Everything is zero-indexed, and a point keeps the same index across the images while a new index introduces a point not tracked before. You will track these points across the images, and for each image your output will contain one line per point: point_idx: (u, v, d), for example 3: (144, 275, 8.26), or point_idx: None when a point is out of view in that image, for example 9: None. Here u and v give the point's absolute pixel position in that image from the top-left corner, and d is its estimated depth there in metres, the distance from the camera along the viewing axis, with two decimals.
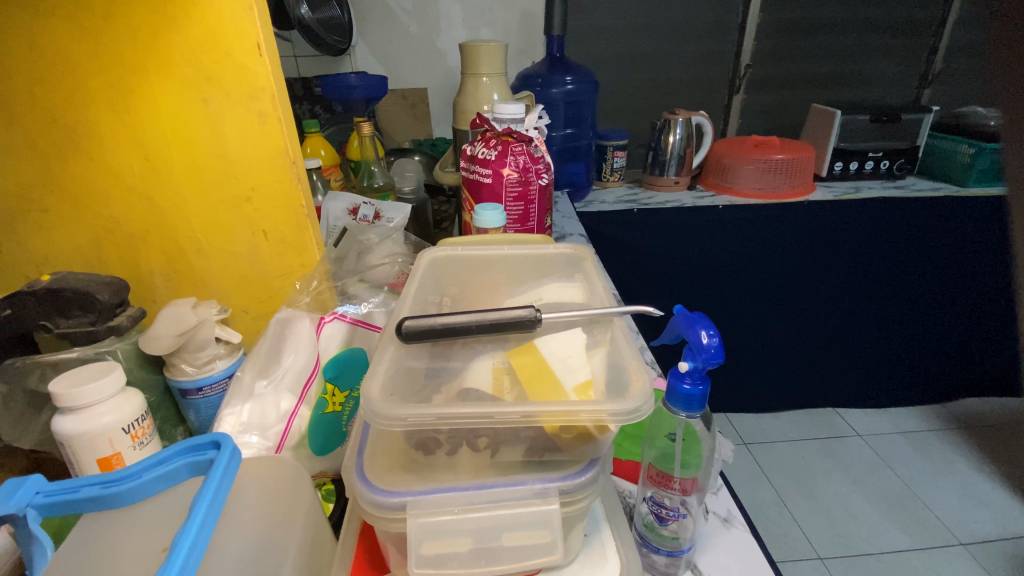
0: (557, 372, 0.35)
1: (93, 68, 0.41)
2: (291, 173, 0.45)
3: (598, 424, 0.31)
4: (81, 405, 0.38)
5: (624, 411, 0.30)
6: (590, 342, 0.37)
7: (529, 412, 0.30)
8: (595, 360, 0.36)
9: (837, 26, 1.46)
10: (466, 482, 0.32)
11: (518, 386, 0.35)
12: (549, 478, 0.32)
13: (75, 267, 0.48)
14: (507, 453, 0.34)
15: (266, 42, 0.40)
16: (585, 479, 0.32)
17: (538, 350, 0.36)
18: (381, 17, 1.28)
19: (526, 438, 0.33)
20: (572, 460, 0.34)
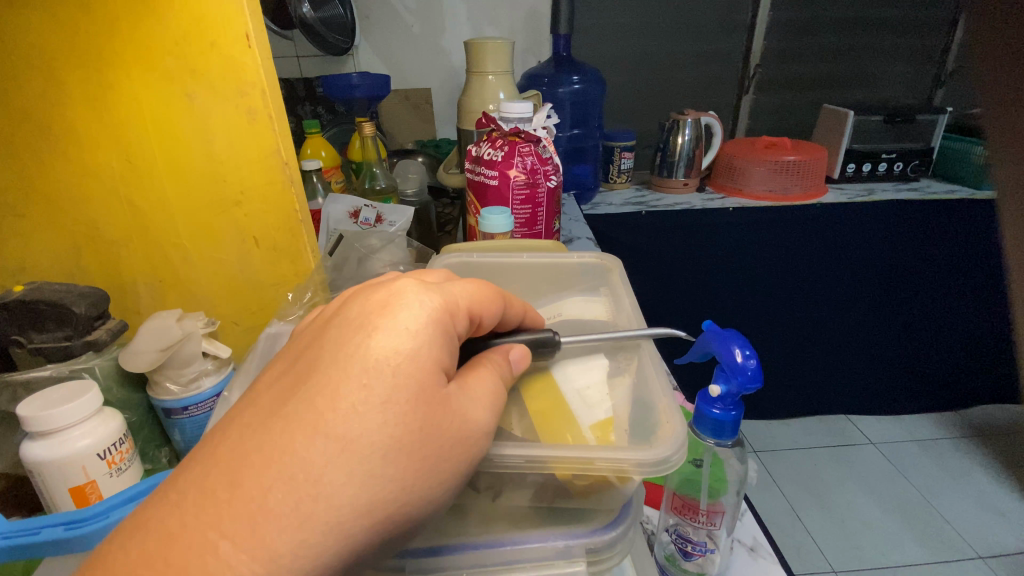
0: (573, 407, 0.31)
1: (69, 61, 0.37)
2: (283, 175, 0.41)
3: (620, 474, 0.28)
4: (53, 429, 0.35)
5: (650, 461, 0.27)
6: (612, 370, 0.34)
7: (535, 458, 0.27)
8: (618, 394, 0.33)
9: (850, 24, 1.42)
10: (476, 537, 0.30)
11: (526, 419, 0.31)
12: (576, 535, 0.30)
13: (52, 277, 0.45)
14: (512, 497, 0.31)
15: (256, 32, 0.37)
16: (611, 537, 0.29)
17: (555, 381, 0.33)
18: (384, 15, 1.24)
19: (533, 483, 0.30)
20: (598, 510, 0.31)
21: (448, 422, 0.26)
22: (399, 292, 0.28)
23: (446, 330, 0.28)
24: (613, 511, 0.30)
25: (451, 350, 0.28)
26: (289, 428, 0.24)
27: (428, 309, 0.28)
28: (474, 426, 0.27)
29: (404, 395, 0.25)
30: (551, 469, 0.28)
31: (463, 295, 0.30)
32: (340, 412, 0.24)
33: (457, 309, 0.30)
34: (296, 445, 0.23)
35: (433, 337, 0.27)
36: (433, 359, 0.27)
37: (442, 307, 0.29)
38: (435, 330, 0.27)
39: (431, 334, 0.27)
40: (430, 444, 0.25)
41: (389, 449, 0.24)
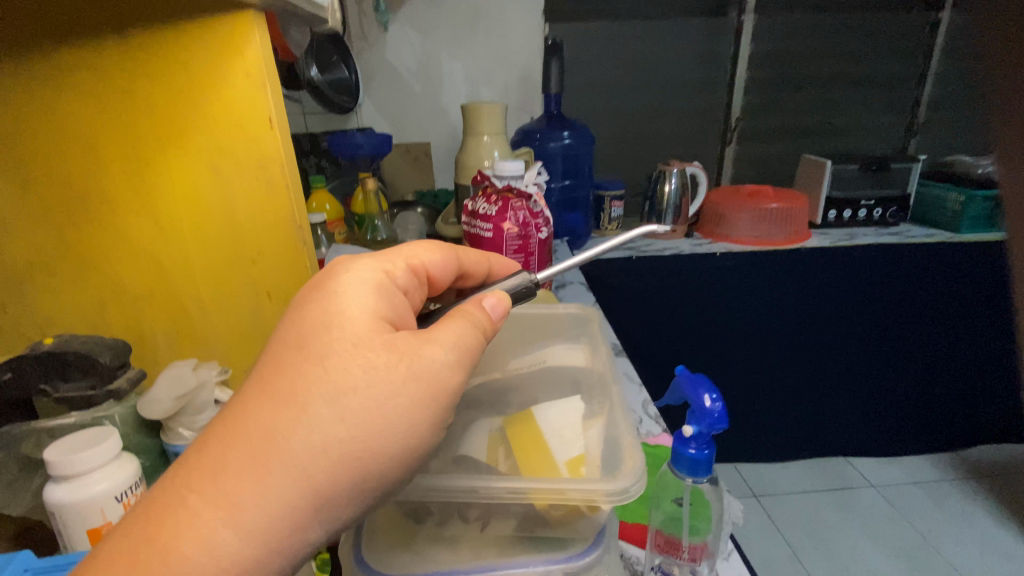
0: (550, 445, 0.35)
1: (112, 141, 0.43)
2: (296, 237, 0.45)
3: (591, 504, 0.31)
4: (77, 473, 0.37)
5: (615, 491, 0.30)
6: (586, 411, 0.38)
7: (518, 489, 0.30)
8: (592, 432, 0.36)
9: (823, 81, 1.53)
10: (466, 564, 0.32)
11: (512, 456, 0.36)
12: (554, 559, 0.32)
13: (80, 328, 0.49)
14: (497, 526, 0.33)
15: (277, 115, 0.41)
16: (588, 560, 0.32)
17: (535, 418, 0.37)
18: (387, 77, 1.34)
19: (517, 513, 0.33)
20: (575, 538, 0.33)
21: (399, 354, 0.30)
22: (337, 267, 0.35)
23: (386, 286, 0.35)
24: (584, 540, 0.33)
25: (394, 299, 0.34)
26: (264, 404, 0.28)
27: (367, 270, 0.35)
28: (428, 354, 0.31)
29: (348, 338, 0.30)
30: (530, 500, 0.31)
31: (393, 256, 0.38)
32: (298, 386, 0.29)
33: (393, 265, 0.37)
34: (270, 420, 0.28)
35: (368, 292, 0.33)
36: (373, 306, 0.32)
37: (377, 268, 0.35)
38: (371, 285, 0.33)
39: (367, 289, 0.33)
40: (384, 381, 0.30)
41: (346, 390, 0.29)
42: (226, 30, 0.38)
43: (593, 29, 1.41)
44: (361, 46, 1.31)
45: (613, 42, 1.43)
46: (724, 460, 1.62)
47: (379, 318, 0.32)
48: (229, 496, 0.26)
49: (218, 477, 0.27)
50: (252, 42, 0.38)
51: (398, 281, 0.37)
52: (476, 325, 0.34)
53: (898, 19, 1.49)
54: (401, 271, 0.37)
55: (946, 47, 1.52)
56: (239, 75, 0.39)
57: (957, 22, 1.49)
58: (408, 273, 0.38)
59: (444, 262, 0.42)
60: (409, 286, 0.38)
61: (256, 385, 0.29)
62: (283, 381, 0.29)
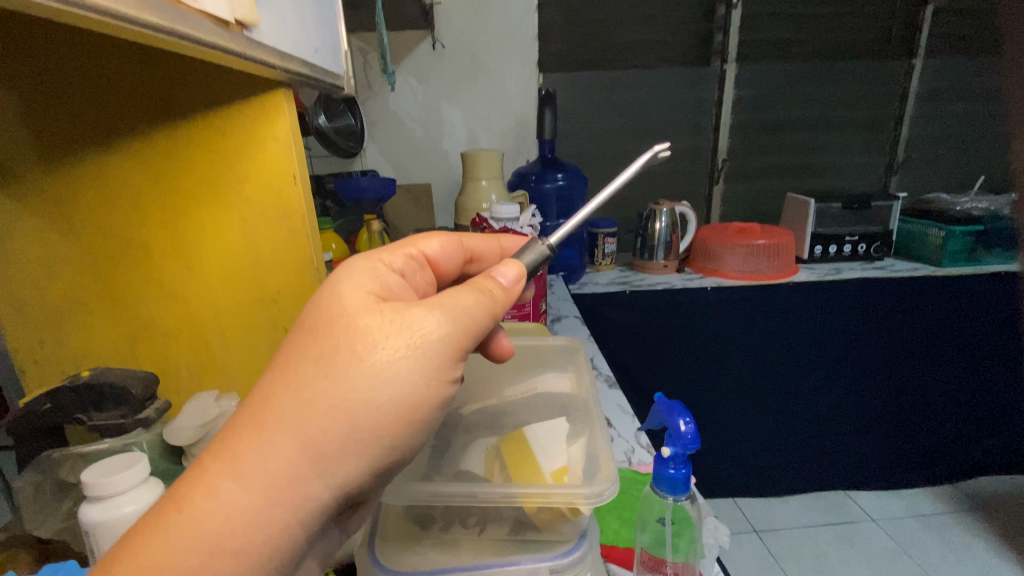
0: (538, 458, 0.39)
1: (150, 194, 0.48)
2: (313, 279, 0.50)
3: (572, 506, 0.35)
4: (108, 494, 0.40)
5: (592, 494, 0.34)
6: (571, 431, 0.42)
7: (510, 493, 0.34)
8: (575, 447, 0.40)
9: (804, 124, 1.62)
10: (467, 562, 0.35)
11: (505, 469, 0.39)
12: (542, 558, 0.35)
13: (111, 362, 0.53)
14: (493, 530, 0.38)
15: (301, 172, 0.47)
16: (571, 558, 0.35)
17: (525, 436, 0.41)
18: (391, 123, 1.43)
19: (510, 515, 0.38)
20: (562, 539, 0.37)
21: (395, 318, 0.32)
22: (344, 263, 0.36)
23: (383, 271, 0.37)
24: (569, 541, 0.36)
25: (391, 280, 0.37)
26: (274, 386, 0.30)
27: (364, 259, 0.37)
28: (424, 314, 0.32)
29: (343, 313, 0.32)
30: (521, 503, 0.35)
31: (390, 245, 0.40)
32: (299, 366, 0.30)
33: (389, 253, 0.40)
34: (276, 402, 0.29)
35: (360, 274, 0.35)
36: (367, 284, 0.34)
37: (372, 256, 0.38)
38: (364, 269, 0.36)
39: (360, 272, 0.35)
40: (381, 345, 0.31)
41: (347, 358, 0.30)
42: (260, 105, 0.44)
43: (584, 78, 1.51)
44: (367, 95, 1.40)
45: (603, 90, 1.53)
46: (723, 494, 1.62)
47: (373, 294, 0.34)
48: (247, 479, 0.28)
49: (232, 454, 0.28)
50: (283, 116, 0.45)
51: (397, 267, 0.40)
52: (478, 287, 0.36)
53: (874, 66, 1.58)
54: (399, 257, 0.40)
55: (922, 90, 1.59)
56: (269, 140, 0.45)
57: (931, 68, 1.57)
58: (407, 259, 0.41)
59: (443, 248, 0.45)
60: (410, 270, 0.41)
61: (271, 372, 0.31)
62: (286, 366, 0.31)
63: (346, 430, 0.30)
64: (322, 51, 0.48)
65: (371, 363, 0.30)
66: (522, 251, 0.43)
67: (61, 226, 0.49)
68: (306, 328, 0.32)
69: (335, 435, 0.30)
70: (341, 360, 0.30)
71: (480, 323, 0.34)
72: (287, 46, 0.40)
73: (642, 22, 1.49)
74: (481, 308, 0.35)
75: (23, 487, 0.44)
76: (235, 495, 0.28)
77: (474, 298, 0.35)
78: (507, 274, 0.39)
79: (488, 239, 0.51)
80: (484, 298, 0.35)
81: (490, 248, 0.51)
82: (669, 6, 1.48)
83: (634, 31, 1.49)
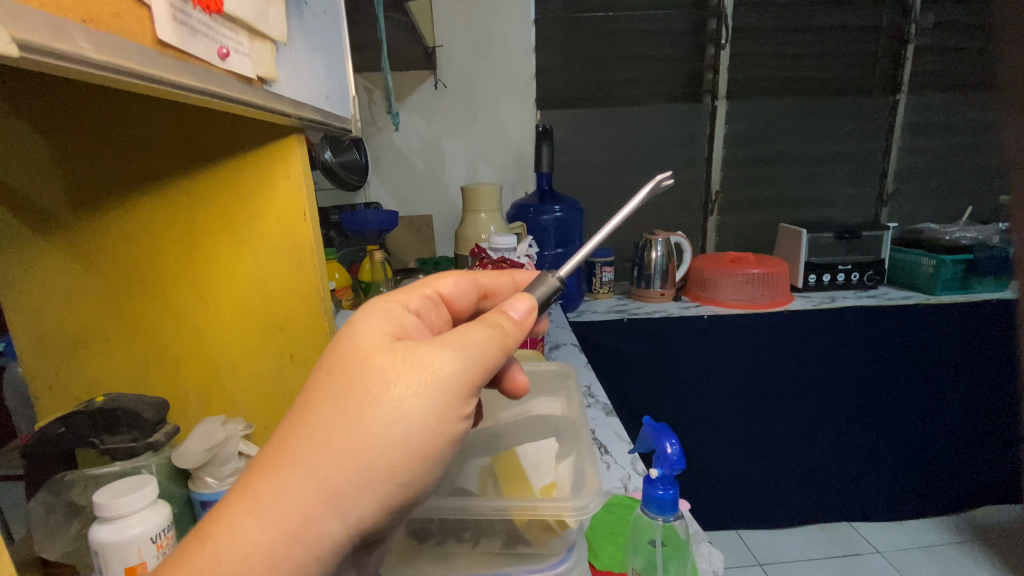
0: (528, 475, 0.43)
1: (169, 229, 0.51)
2: (319, 308, 0.53)
3: (558, 518, 0.39)
4: (116, 515, 0.42)
5: (575, 506, 0.38)
6: (559, 449, 0.45)
7: (499, 507, 0.39)
8: (563, 466, 0.43)
9: (794, 157, 1.67)
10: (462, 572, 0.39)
11: (498, 485, 0.43)
12: (531, 569, 0.39)
13: (123, 387, 0.56)
14: (486, 544, 0.41)
15: (311, 210, 0.50)
16: (560, 569, 0.39)
17: (516, 455, 0.44)
18: (394, 158, 1.49)
19: (501, 530, 0.42)
20: (550, 552, 0.40)
21: (409, 357, 0.34)
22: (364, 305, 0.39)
23: (400, 313, 0.39)
24: (555, 556, 0.40)
25: (406, 321, 0.39)
26: (296, 430, 0.32)
27: (380, 301, 0.39)
28: (435, 353, 0.34)
29: (359, 353, 0.34)
30: (511, 516, 0.39)
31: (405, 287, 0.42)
32: (318, 407, 0.33)
33: (405, 293, 0.42)
34: (298, 441, 0.32)
35: (377, 316, 0.37)
36: (382, 326, 0.37)
37: (389, 298, 0.40)
38: (381, 312, 0.38)
39: (377, 314, 0.37)
40: (394, 385, 0.33)
41: (362, 398, 0.33)
42: (276, 148, 0.48)
43: (581, 115, 1.57)
44: (371, 131, 1.46)
45: (599, 125, 1.59)
46: (725, 525, 1.59)
47: (388, 336, 0.36)
48: (266, 515, 0.30)
49: (255, 492, 0.31)
50: (297, 158, 0.48)
51: (413, 307, 0.41)
52: (491, 323, 0.37)
53: (859, 102, 1.65)
54: (414, 297, 0.42)
55: (907, 123, 1.65)
56: (284, 181, 0.49)
57: (914, 103, 1.64)
58: (423, 299, 0.43)
59: (456, 286, 0.47)
60: (426, 309, 0.42)
61: (293, 417, 0.33)
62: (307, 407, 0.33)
63: (360, 467, 0.32)
64: (332, 97, 0.52)
65: (385, 402, 0.33)
66: (535, 285, 0.45)
67: (81, 260, 0.52)
68: (324, 370, 0.34)
69: (351, 472, 0.32)
70: (357, 399, 0.33)
71: (492, 357, 0.36)
72: (301, 94, 0.44)
73: (635, 62, 1.56)
74: (492, 344, 0.36)
75: (36, 507, 0.46)
76: (256, 531, 0.30)
77: (486, 334, 0.36)
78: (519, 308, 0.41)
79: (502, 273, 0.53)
80: (494, 333, 0.36)
81: (502, 283, 0.53)
82: (661, 47, 1.55)
83: (628, 71, 1.56)
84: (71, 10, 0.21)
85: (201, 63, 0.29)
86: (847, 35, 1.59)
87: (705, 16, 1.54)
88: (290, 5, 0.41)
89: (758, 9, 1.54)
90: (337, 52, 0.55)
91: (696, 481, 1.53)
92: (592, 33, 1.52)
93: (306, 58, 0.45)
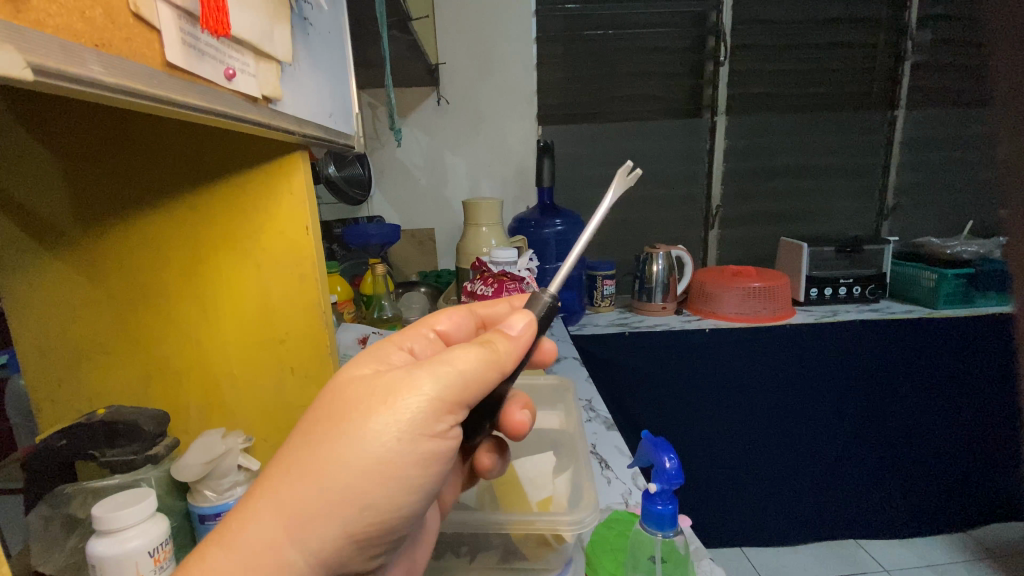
0: (526, 489, 0.44)
1: (173, 243, 0.52)
2: (320, 320, 0.53)
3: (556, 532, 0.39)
4: (114, 528, 0.41)
5: (571, 520, 0.38)
6: (557, 464, 0.46)
7: (498, 520, 0.39)
8: (560, 480, 0.44)
9: (794, 172, 1.69)
10: None
11: (496, 501, 0.45)
12: None
13: (124, 401, 0.56)
14: (483, 559, 0.42)
15: (313, 223, 0.51)
16: None
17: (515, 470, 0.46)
18: (397, 172, 1.50)
19: (499, 546, 0.42)
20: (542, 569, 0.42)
21: (385, 381, 0.35)
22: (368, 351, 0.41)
23: (392, 351, 0.40)
24: (553, 570, 0.42)
25: (399, 358, 0.40)
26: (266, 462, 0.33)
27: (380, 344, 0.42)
28: (409, 375, 0.35)
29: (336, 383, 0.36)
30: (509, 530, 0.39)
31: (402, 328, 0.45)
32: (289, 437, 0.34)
33: (400, 334, 0.44)
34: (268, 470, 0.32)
35: (366, 353, 0.39)
36: (368, 360, 0.38)
37: (386, 339, 0.42)
38: (373, 351, 0.40)
39: (368, 353, 0.39)
40: (362, 409, 0.33)
41: (330, 423, 0.33)
42: (279, 164, 0.49)
43: (582, 130, 1.59)
44: (375, 146, 1.48)
45: (600, 141, 1.61)
46: (729, 541, 1.56)
47: (370, 368, 0.37)
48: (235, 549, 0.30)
49: (221, 529, 0.31)
50: (299, 173, 0.49)
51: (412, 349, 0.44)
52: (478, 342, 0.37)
53: (858, 117, 1.66)
54: (409, 337, 0.44)
55: (906, 138, 1.67)
56: (287, 196, 0.50)
57: (913, 119, 1.65)
58: (420, 338, 0.45)
59: (452, 322, 0.49)
60: (422, 347, 0.45)
61: None
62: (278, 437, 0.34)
63: (325, 491, 0.32)
64: (335, 115, 0.53)
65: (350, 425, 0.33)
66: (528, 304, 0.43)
67: (86, 274, 0.52)
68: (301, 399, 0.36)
69: (316, 498, 0.31)
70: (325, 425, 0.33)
71: (474, 375, 0.35)
72: (305, 112, 0.45)
73: (636, 78, 1.58)
74: (473, 361, 0.36)
75: (34, 520, 0.46)
76: (222, 562, 0.29)
77: (467, 351, 0.36)
78: (517, 326, 0.40)
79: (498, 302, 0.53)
80: (479, 350, 0.36)
81: (501, 309, 0.54)
82: (662, 64, 1.58)
83: (629, 87, 1.58)
84: (84, 35, 0.22)
85: (207, 84, 0.30)
86: (845, 52, 1.61)
87: (704, 34, 1.56)
88: (295, 27, 0.42)
89: (757, 27, 1.56)
90: (341, 71, 0.56)
91: (697, 496, 1.51)
92: (594, 51, 1.54)
93: (310, 77, 0.46)
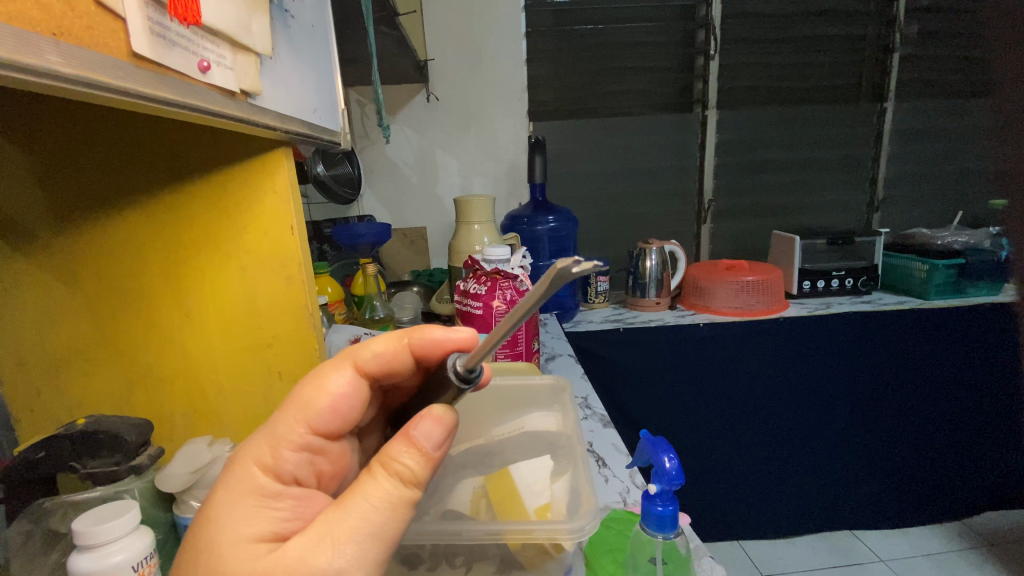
0: (522, 495, 0.42)
1: (153, 245, 0.50)
2: (307, 323, 0.51)
3: (556, 541, 0.38)
4: (98, 543, 0.39)
5: (572, 529, 0.37)
6: (555, 469, 0.45)
7: (494, 530, 0.38)
8: (559, 485, 0.43)
9: (786, 164, 1.68)
10: None
11: (491, 507, 0.43)
12: None
13: (104, 409, 0.54)
14: (479, 569, 0.41)
15: (298, 225, 0.49)
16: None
17: (511, 475, 0.44)
18: (387, 171, 1.48)
19: (495, 556, 0.41)
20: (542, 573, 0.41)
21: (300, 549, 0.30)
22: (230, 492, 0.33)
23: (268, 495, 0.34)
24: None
25: (282, 506, 0.33)
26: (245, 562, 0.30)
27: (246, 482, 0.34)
28: (309, 551, 0.30)
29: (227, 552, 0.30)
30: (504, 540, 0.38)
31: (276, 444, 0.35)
32: None
33: (275, 454, 0.35)
34: None
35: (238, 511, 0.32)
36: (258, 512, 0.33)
37: (251, 472, 0.34)
38: (246, 507, 0.33)
39: (242, 511, 0.32)
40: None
41: None
42: (263, 161, 0.47)
43: (572, 125, 1.58)
44: (364, 144, 1.46)
45: (592, 136, 1.59)
46: (725, 535, 1.56)
47: (222, 492, 0.34)
48: None
49: None
50: (282, 170, 0.48)
51: (288, 475, 0.35)
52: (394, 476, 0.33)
53: (849, 109, 1.66)
54: (287, 457, 0.35)
55: (895, 130, 1.67)
56: (271, 196, 0.48)
57: (902, 110, 1.65)
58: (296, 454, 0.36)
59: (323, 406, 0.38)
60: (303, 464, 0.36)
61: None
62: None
63: None
64: (320, 111, 0.52)
65: None
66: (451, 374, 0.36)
67: (61, 278, 0.51)
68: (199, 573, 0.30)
69: None
70: None
71: (389, 525, 0.32)
72: (289, 109, 0.43)
73: (626, 73, 1.57)
74: (378, 510, 0.32)
75: (13, 536, 0.44)
76: None
77: (365, 506, 0.32)
78: (429, 437, 0.34)
79: (387, 343, 0.40)
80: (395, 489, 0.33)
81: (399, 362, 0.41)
82: (652, 59, 1.57)
83: (618, 81, 1.57)
84: (41, 22, 0.20)
85: (180, 77, 0.29)
86: (835, 44, 1.61)
87: (694, 28, 1.55)
88: (275, 19, 0.41)
89: (748, 20, 1.56)
90: (326, 64, 0.54)
91: (694, 490, 1.51)
92: (583, 45, 1.52)
93: (292, 69, 0.44)
